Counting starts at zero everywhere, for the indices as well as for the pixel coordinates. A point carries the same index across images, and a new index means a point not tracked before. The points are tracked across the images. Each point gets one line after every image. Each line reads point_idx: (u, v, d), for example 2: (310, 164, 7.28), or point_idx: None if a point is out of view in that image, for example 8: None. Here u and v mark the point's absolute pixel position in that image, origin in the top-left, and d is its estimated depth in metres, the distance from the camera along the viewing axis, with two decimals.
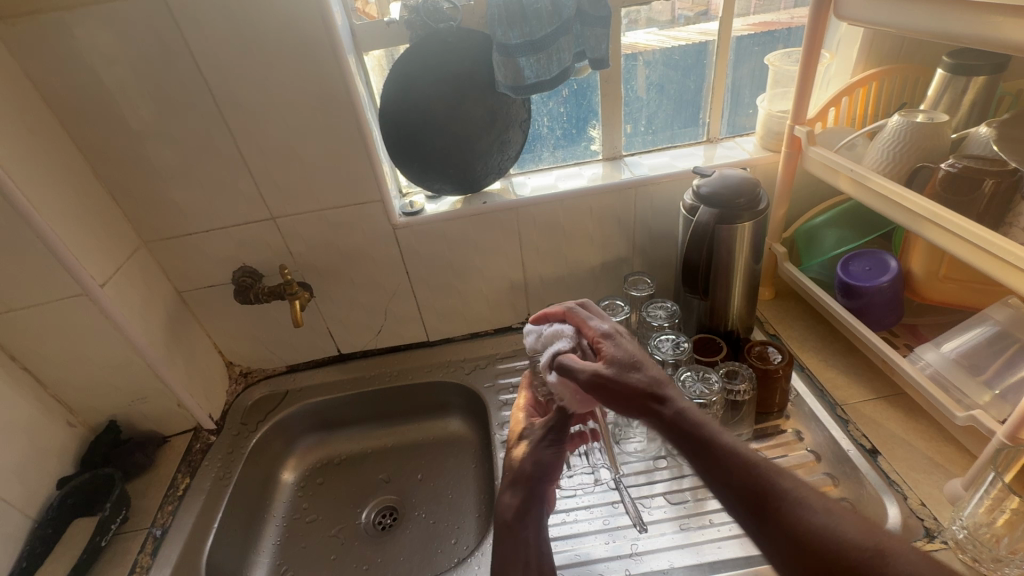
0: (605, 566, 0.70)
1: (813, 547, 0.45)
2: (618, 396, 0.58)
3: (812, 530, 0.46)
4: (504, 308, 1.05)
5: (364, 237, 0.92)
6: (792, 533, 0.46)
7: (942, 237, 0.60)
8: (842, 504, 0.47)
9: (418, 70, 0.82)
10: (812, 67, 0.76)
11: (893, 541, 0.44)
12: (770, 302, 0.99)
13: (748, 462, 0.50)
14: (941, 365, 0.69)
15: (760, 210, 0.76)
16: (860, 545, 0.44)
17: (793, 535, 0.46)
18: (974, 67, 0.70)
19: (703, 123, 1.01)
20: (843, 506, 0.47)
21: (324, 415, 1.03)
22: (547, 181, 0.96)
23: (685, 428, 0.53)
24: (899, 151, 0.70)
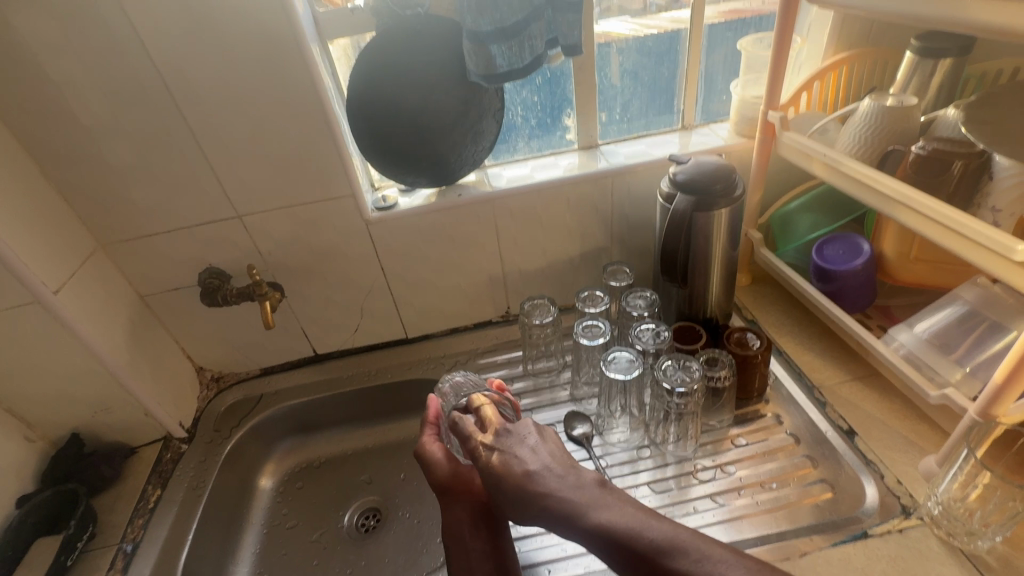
0: (592, 559, 0.69)
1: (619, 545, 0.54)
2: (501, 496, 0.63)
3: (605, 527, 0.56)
4: (483, 303, 1.03)
5: (337, 235, 0.90)
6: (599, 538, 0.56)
7: (914, 220, 0.60)
8: (632, 504, 0.58)
9: (388, 61, 0.80)
10: (784, 52, 0.76)
11: (680, 536, 0.53)
12: (747, 287, 1.00)
13: (575, 504, 0.58)
14: (914, 345, 0.70)
15: (736, 196, 0.76)
16: (652, 535, 0.54)
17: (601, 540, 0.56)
18: (942, 50, 0.71)
19: (677, 110, 1.00)
20: (632, 505, 0.57)
21: (303, 418, 1.01)
22: (523, 171, 0.94)
23: (529, 496, 0.60)
24: (871, 135, 0.71)
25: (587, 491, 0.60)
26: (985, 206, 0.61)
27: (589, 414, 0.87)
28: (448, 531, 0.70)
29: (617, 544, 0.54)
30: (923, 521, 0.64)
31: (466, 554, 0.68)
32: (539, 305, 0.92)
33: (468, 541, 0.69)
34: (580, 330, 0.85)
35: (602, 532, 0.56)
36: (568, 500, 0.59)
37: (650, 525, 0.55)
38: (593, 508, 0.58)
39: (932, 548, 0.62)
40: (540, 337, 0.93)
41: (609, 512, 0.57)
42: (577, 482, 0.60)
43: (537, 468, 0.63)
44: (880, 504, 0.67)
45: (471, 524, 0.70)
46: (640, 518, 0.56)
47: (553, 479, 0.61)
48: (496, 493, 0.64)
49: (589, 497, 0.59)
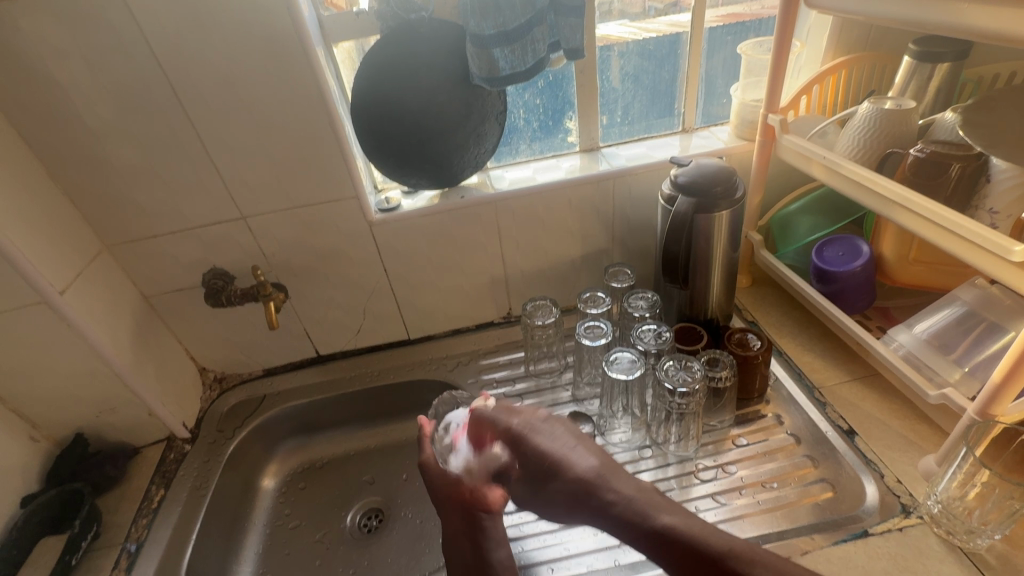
0: (594, 558, 0.69)
1: (674, 545, 0.55)
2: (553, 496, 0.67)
3: (664, 529, 0.57)
4: (485, 304, 1.04)
5: (340, 236, 0.90)
6: (657, 535, 0.57)
7: (913, 221, 0.61)
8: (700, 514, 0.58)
9: (391, 63, 0.80)
10: (783, 57, 0.77)
11: (747, 546, 0.53)
12: (747, 289, 1.01)
13: (635, 503, 0.60)
14: (913, 346, 0.70)
15: (736, 197, 0.76)
16: (718, 543, 0.54)
17: (660, 537, 0.57)
18: (939, 55, 0.71)
19: (678, 113, 1.01)
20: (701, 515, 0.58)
21: (305, 418, 1.01)
22: (525, 173, 0.95)
23: (588, 491, 0.63)
24: (869, 138, 0.71)
25: (649, 496, 0.61)
26: (983, 208, 0.61)
27: (590, 414, 0.88)
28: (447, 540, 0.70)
29: (680, 548, 0.55)
30: (923, 520, 0.65)
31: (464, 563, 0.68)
32: (541, 306, 0.93)
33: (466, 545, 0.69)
34: (582, 331, 0.85)
35: (666, 534, 0.56)
36: (631, 502, 0.60)
37: (717, 533, 0.55)
38: (654, 511, 0.59)
39: (932, 546, 0.62)
40: (542, 338, 0.94)
41: (671, 514, 0.58)
42: (639, 488, 0.62)
43: (593, 467, 0.65)
44: (881, 504, 0.67)
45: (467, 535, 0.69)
46: (706, 526, 0.56)
47: (619, 479, 0.63)
48: (556, 489, 0.66)
49: (654, 501, 0.60)
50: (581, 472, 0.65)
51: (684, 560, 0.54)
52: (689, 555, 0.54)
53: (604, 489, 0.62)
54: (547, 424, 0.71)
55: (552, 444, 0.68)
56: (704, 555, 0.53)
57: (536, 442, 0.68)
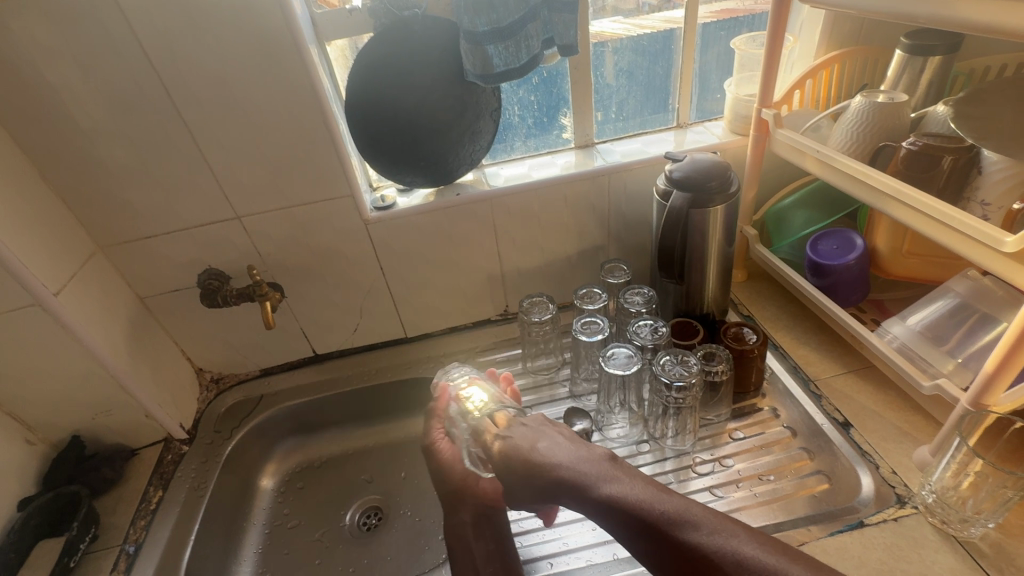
0: (592, 553, 0.70)
1: (624, 513, 0.56)
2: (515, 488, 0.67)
3: (612, 498, 0.58)
4: (481, 301, 1.04)
5: (335, 235, 0.90)
6: (606, 505, 0.58)
7: (906, 214, 0.62)
8: (646, 480, 0.59)
9: (385, 62, 0.80)
10: (777, 51, 0.77)
11: (688, 507, 0.55)
12: (743, 283, 1.01)
13: (583, 476, 0.61)
14: (907, 338, 0.71)
15: (731, 192, 0.77)
16: (659, 508, 0.55)
17: (609, 507, 0.57)
18: (931, 48, 0.71)
19: (672, 109, 1.01)
20: (647, 481, 0.59)
21: (303, 417, 1.01)
22: (520, 170, 0.95)
23: (538, 473, 0.64)
24: (862, 131, 0.72)
25: (598, 465, 0.62)
26: (974, 200, 0.61)
27: (588, 410, 0.88)
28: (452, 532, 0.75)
29: (628, 513, 0.56)
30: (917, 510, 0.65)
31: (471, 555, 0.71)
32: (538, 303, 0.93)
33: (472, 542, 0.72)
34: (578, 327, 0.86)
35: (613, 504, 0.57)
36: (579, 474, 0.61)
37: (662, 499, 0.56)
38: (599, 480, 0.60)
39: (926, 535, 0.63)
40: (539, 335, 0.94)
41: (618, 483, 0.58)
42: (587, 458, 0.63)
43: (546, 449, 0.65)
44: (876, 494, 0.68)
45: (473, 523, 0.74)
46: (653, 491, 0.57)
47: (566, 454, 0.64)
48: (510, 476, 0.67)
49: (599, 473, 0.60)
50: (535, 454, 0.65)
51: (635, 528, 0.55)
52: (639, 523, 0.55)
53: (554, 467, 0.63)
54: (522, 423, 0.71)
55: (528, 440, 0.68)
56: (651, 521, 0.54)
57: (514, 442, 0.68)
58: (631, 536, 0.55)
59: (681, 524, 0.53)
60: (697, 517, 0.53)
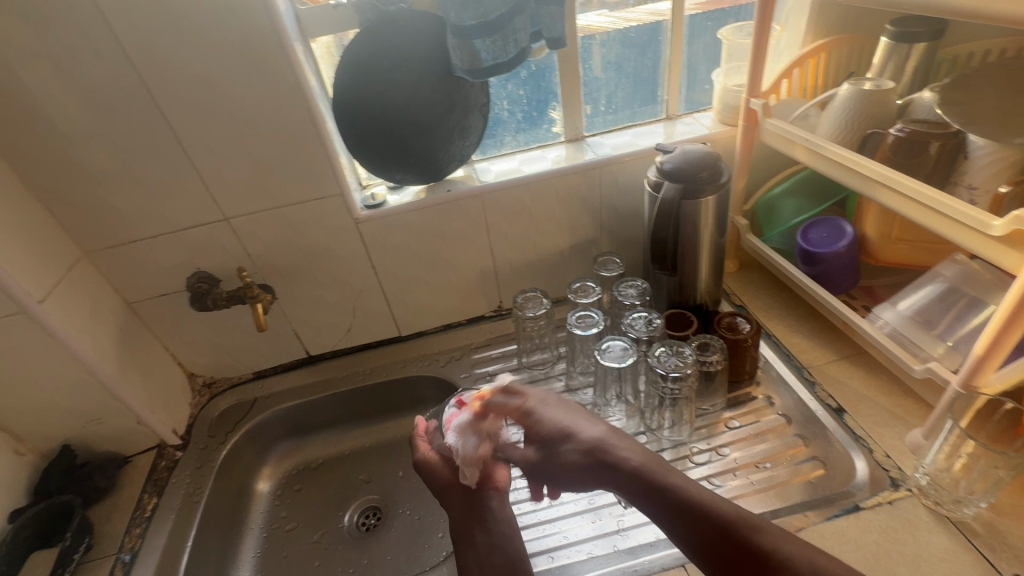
0: (592, 545, 0.70)
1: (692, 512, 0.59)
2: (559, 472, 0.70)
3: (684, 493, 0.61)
4: (475, 298, 1.04)
5: (326, 234, 0.89)
6: (676, 499, 0.60)
7: (896, 200, 0.62)
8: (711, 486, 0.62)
9: (370, 59, 0.80)
10: (764, 41, 0.77)
11: (762, 522, 0.57)
12: (735, 274, 1.02)
13: (640, 465, 0.65)
14: (898, 323, 0.72)
15: (721, 182, 0.77)
16: (728, 514, 0.58)
17: (677, 504, 0.60)
18: (916, 35, 0.72)
19: (661, 100, 1.00)
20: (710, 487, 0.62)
21: (298, 419, 1.01)
22: (511, 165, 0.94)
23: (599, 458, 0.67)
24: (851, 119, 0.72)
25: (658, 460, 0.66)
26: (962, 184, 0.61)
27: (584, 403, 0.88)
28: (456, 525, 0.72)
29: (696, 512, 0.59)
30: (911, 493, 0.66)
31: (474, 548, 0.69)
32: (532, 298, 0.93)
33: (475, 533, 0.70)
34: (573, 321, 0.86)
35: (682, 505, 0.60)
36: (644, 467, 0.64)
37: (720, 504, 0.59)
38: (662, 472, 0.63)
39: (920, 517, 0.64)
40: (534, 329, 0.94)
41: (682, 480, 0.62)
42: (646, 452, 0.67)
43: (594, 434, 0.69)
44: (870, 478, 0.69)
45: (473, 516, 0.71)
46: (707, 495, 0.60)
47: (626, 447, 0.67)
48: (555, 462, 0.70)
49: (659, 463, 0.65)
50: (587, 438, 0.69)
51: (697, 527, 0.58)
52: (703, 522, 0.58)
53: (613, 455, 0.67)
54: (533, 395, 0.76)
55: (557, 416, 0.73)
56: (722, 523, 0.57)
57: (543, 418, 0.73)
58: (689, 537, 0.58)
59: (761, 535, 0.56)
60: (778, 539, 0.56)
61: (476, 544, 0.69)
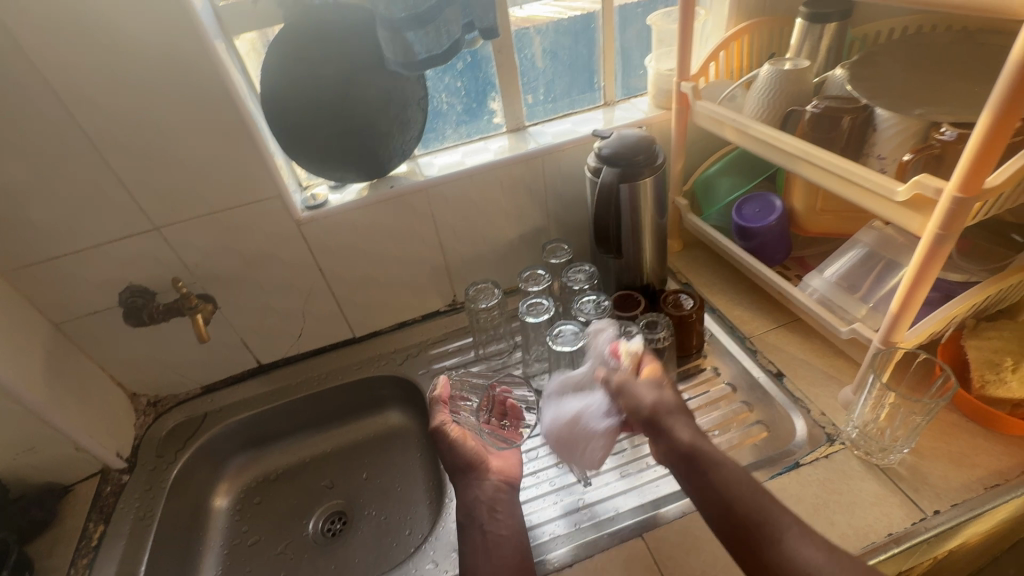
0: (556, 524, 0.72)
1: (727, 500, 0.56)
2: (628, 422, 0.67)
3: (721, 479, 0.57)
4: (428, 293, 1.03)
5: (266, 238, 0.86)
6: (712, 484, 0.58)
7: (816, 173, 0.66)
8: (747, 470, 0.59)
9: (296, 56, 0.77)
10: (689, 25, 0.80)
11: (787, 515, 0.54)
12: (679, 252, 1.06)
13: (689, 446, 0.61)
14: (825, 289, 0.76)
15: (658, 164, 0.79)
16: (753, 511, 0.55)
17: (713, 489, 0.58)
18: (827, 15, 0.75)
19: (598, 87, 1.02)
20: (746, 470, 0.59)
21: (253, 431, 0.98)
22: (454, 158, 0.94)
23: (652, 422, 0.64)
24: (772, 98, 0.76)
25: (722, 467, 0.58)
26: (872, 155, 0.66)
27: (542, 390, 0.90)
28: (467, 510, 0.72)
29: (725, 503, 0.56)
30: (845, 446, 0.71)
31: (484, 534, 0.69)
32: (483, 289, 0.93)
33: (486, 525, 0.70)
34: (525, 309, 0.86)
35: (712, 490, 0.57)
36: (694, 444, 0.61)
37: (758, 498, 0.55)
38: (701, 454, 0.60)
39: (853, 467, 0.68)
40: (488, 321, 0.95)
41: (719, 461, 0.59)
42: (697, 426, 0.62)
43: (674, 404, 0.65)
44: (809, 436, 0.73)
45: (488, 504, 0.72)
46: (747, 482, 0.57)
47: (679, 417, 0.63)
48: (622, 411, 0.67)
49: (706, 451, 0.60)
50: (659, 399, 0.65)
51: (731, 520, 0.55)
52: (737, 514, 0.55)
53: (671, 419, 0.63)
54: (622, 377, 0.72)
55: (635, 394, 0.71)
56: (751, 517, 0.54)
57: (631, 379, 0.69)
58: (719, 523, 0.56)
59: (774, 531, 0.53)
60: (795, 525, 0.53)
61: (488, 531, 0.69)
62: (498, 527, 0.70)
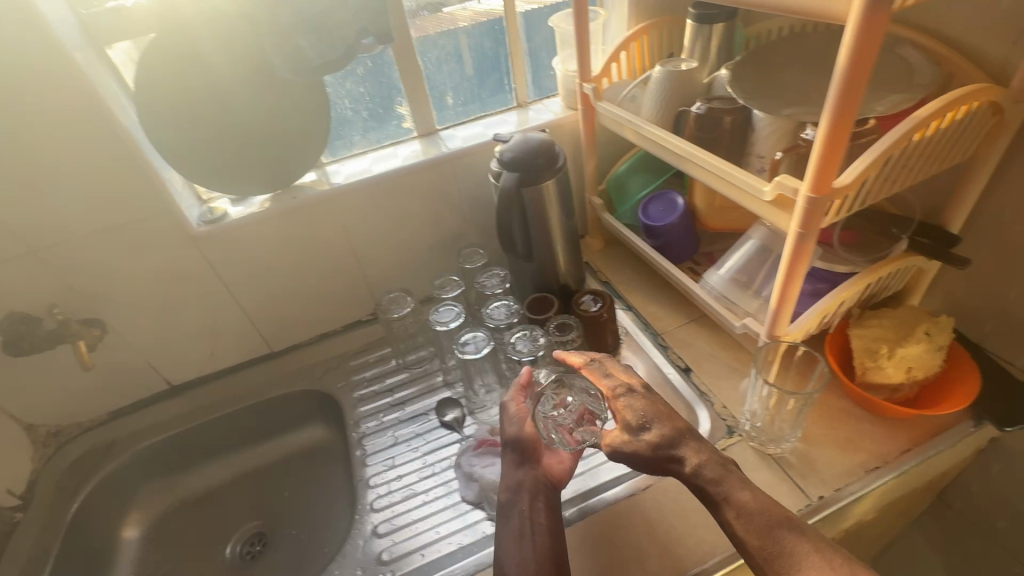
0: (462, 535, 0.70)
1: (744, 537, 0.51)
2: (631, 457, 0.59)
3: (738, 511, 0.52)
4: (347, 304, 1.01)
5: (161, 256, 0.83)
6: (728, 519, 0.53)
7: (700, 174, 0.67)
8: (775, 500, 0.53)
9: (174, 64, 0.73)
10: (585, 26, 0.79)
11: (811, 548, 0.49)
12: (600, 251, 1.06)
13: (706, 478, 0.55)
14: (721, 286, 0.77)
15: (557, 167, 0.80)
16: (769, 546, 0.50)
17: (730, 524, 0.52)
18: (714, 16, 0.76)
19: (509, 89, 1.01)
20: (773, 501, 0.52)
21: (165, 456, 0.94)
22: (361, 166, 0.92)
23: (659, 457, 0.58)
24: (665, 99, 0.76)
25: (761, 510, 0.52)
26: (753, 155, 0.67)
27: (459, 398, 0.89)
28: (507, 499, 0.65)
29: (747, 538, 0.51)
30: (742, 437, 0.73)
31: (525, 522, 0.62)
32: (397, 298, 0.93)
33: (530, 514, 0.63)
34: (435, 316, 0.86)
35: (731, 527, 0.52)
36: (706, 477, 0.55)
37: (778, 533, 0.50)
38: (719, 486, 0.54)
39: (747, 458, 0.71)
40: (403, 329, 0.95)
41: (739, 491, 0.53)
42: (713, 454, 0.57)
43: (667, 430, 0.58)
44: (712, 430, 0.75)
45: (530, 495, 0.64)
46: (777, 515, 0.51)
47: (682, 446, 0.57)
48: (614, 448, 0.60)
49: (721, 481, 0.54)
50: (658, 428, 0.58)
51: (752, 555, 0.50)
52: (755, 552, 0.50)
53: (682, 455, 0.57)
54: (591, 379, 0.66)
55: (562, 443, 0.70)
56: (764, 553, 0.50)
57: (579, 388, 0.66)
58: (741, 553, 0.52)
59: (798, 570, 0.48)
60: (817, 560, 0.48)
61: (528, 521, 0.62)
62: (537, 517, 0.63)
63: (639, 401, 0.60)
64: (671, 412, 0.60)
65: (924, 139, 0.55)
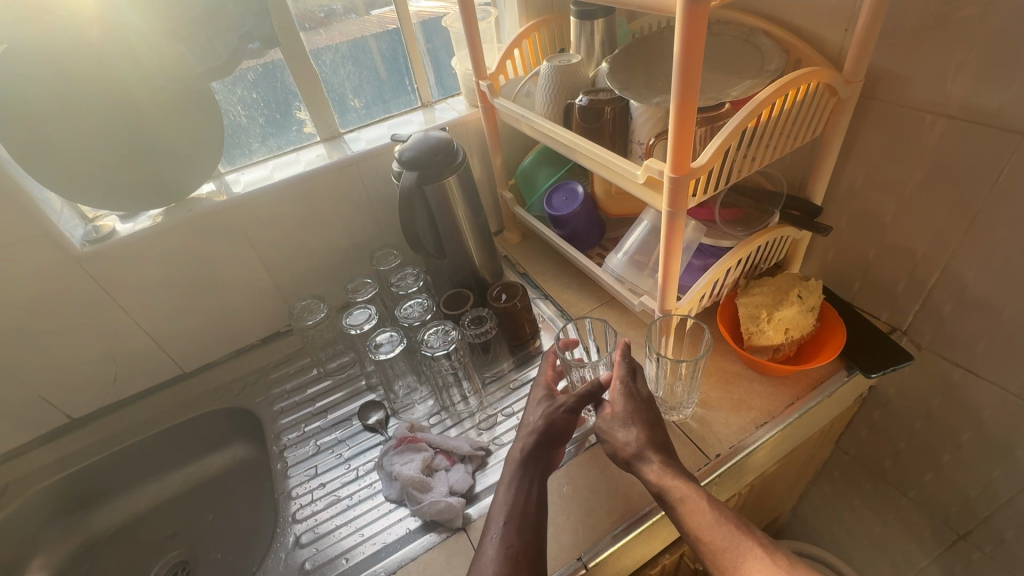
0: (388, 533, 0.70)
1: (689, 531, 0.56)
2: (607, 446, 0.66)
3: (683, 512, 0.57)
4: (263, 316, 0.98)
5: (43, 281, 0.78)
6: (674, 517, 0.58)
7: (588, 162, 0.71)
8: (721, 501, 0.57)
9: (33, 76, 0.68)
10: (474, 25, 0.81)
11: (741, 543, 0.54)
12: (518, 244, 1.09)
13: (655, 484, 0.60)
14: (621, 267, 0.82)
15: (457, 162, 0.82)
16: (712, 541, 0.54)
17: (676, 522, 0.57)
18: (592, 12, 0.81)
19: (413, 89, 1.02)
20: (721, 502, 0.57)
21: (70, 494, 0.88)
22: (261, 173, 0.90)
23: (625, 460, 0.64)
24: (553, 93, 0.79)
25: (701, 508, 0.56)
26: (634, 141, 0.71)
27: (383, 400, 0.89)
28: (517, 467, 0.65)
29: (691, 533, 0.56)
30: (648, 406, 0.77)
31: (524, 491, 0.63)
32: (309, 306, 0.93)
33: (527, 489, 0.63)
34: (348, 320, 0.86)
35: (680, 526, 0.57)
36: (660, 480, 0.59)
37: (725, 529, 0.55)
38: (670, 492, 0.58)
39: None
40: (320, 337, 0.94)
41: (688, 494, 0.57)
42: (675, 461, 0.61)
43: (646, 435, 0.63)
44: None
45: (536, 472, 0.65)
46: (715, 515, 0.55)
47: (650, 455, 0.61)
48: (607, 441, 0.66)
49: (670, 484, 0.59)
50: (635, 432, 0.63)
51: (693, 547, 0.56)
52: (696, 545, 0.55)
53: (648, 459, 0.61)
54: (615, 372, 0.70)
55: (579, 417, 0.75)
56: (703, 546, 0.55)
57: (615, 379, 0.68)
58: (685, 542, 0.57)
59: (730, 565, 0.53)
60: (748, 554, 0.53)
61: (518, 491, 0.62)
62: (529, 493, 0.63)
63: (629, 404, 0.65)
64: (655, 420, 0.65)
65: (770, 117, 0.61)
